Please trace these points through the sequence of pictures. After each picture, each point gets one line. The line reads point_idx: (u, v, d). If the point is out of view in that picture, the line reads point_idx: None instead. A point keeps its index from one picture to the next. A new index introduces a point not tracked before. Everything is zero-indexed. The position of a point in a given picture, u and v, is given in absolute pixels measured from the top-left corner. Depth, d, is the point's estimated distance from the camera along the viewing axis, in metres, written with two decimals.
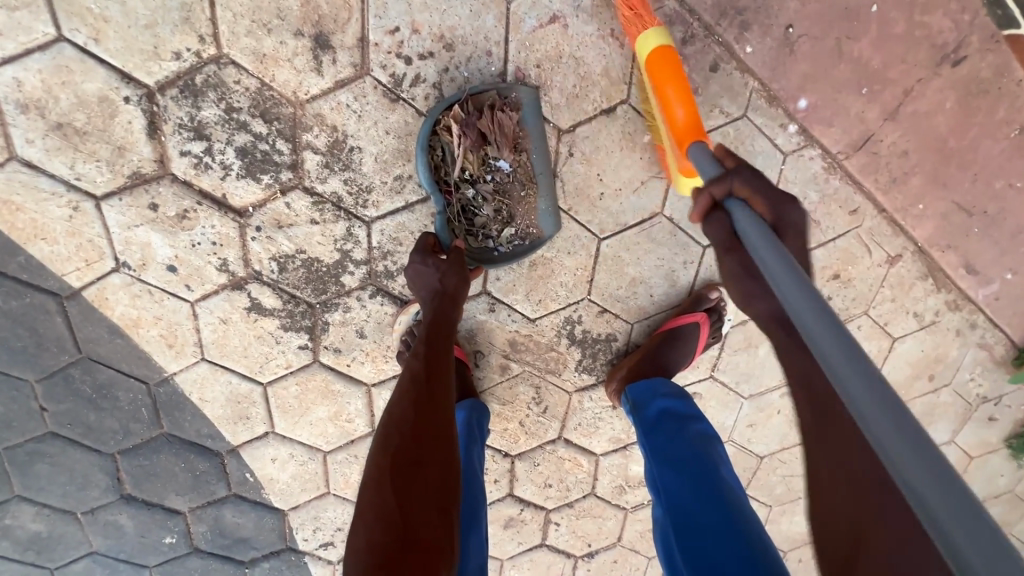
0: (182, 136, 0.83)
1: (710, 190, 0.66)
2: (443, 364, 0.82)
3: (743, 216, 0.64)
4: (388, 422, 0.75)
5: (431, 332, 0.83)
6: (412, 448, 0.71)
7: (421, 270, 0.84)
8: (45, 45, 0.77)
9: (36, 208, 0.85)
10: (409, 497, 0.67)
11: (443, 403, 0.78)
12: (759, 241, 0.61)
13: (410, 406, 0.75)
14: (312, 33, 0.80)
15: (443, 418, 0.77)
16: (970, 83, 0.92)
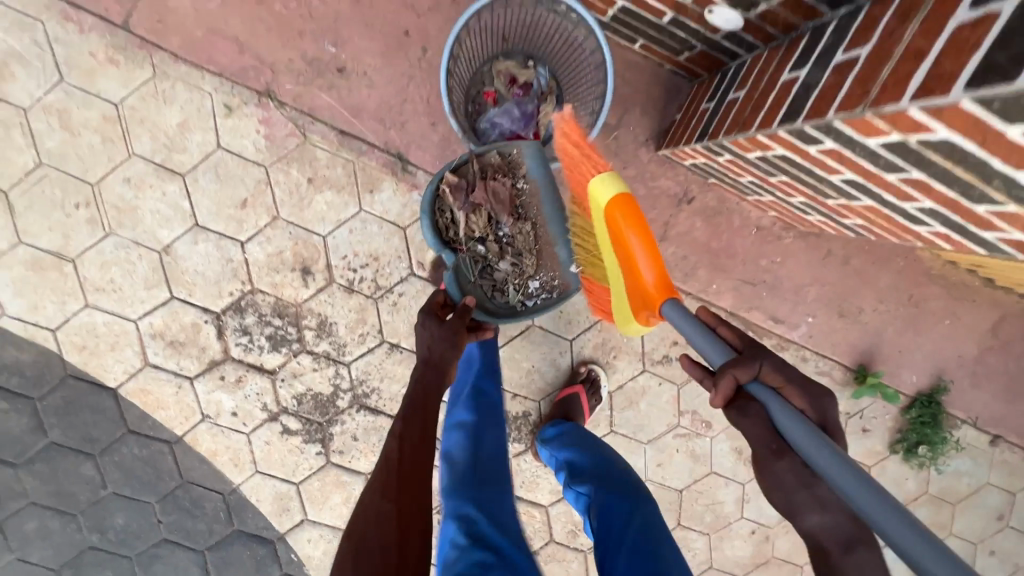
0: (236, 335, 1.42)
1: (734, 371, 0.75)
2: (416, 443, 0.95)
3: (774, 406, 0.73)
4: (365, 513, 0.88)
5: (411, 411, 1.00)
6: (386, 528, 0.84)
7: (423, 327, 1.11)
8: (164, 303, 1.38)
9: (157, 390, 1.44)
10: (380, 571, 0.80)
11: (417, 484, 0.90)
12: (789, 423, 0.71)
13: (382, 488, 0.89)
14: (301, 267, 1.39)
15: (417, 490, 0.90)
16: (706, 211, 1.44)
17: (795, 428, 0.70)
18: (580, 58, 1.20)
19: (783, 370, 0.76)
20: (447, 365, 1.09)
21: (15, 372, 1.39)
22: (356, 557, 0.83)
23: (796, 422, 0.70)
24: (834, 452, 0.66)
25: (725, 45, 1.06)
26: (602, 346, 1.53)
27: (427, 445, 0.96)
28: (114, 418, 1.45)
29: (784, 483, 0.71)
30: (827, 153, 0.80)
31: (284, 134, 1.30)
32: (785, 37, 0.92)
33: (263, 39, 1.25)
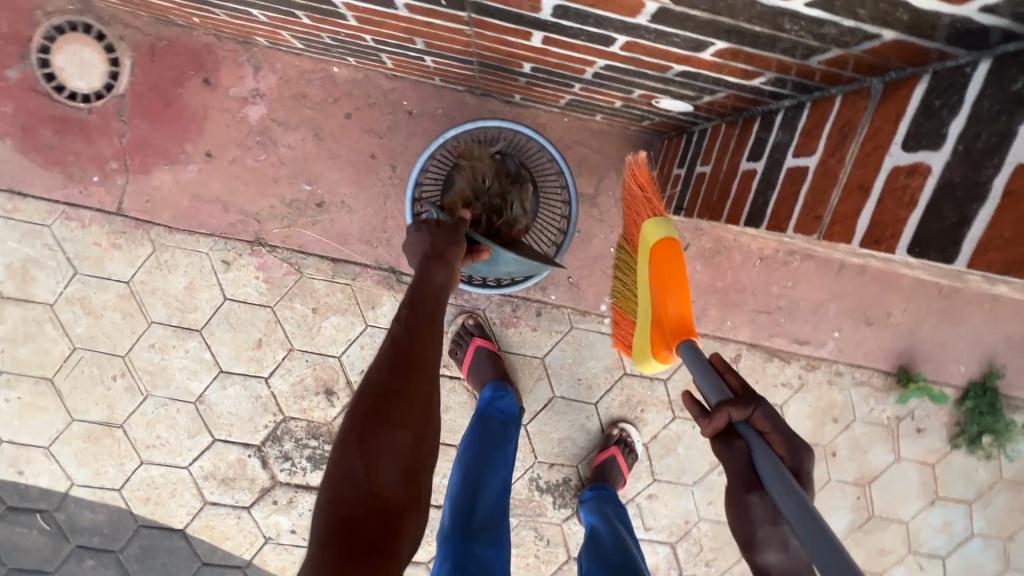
0: (279, 460, 1.49)
1: (730, 408, 0.74)
2: (427, 329, 0.75)
3: (756, 440, 0.71)
4: (369, 386, 0.67)
5: (418, 291, 0.80)
6: (399, 409, 0.65)
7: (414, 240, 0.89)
8: (209, 446, 1.47)
9: (220, 523, 1.53)
10: (384, 463, 0.61)
11: (433, 375, 0.71)
12: (757, 444, 0.71)
13: (387, 374, 0.68)
14: (324, 388, 1.45)
15: (421, 389, 0.68)
16: (703, 253, 1.41)
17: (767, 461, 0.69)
18: (542, 169, 1.22)
19: (774, 420, 0.73)
20: (453, 260, 0.85)
21: (94, 532, 1.51)
22: (363, 432, 0.63)
23: (770, 462, 0.69)
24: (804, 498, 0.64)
25: (681, 118, 1.05)
26: (628, 403, 1.52)
27: (439, 332, 0.76)
28: (188, 555, 1.55)
29: (750, 514, 0.68)
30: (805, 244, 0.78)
31: (281, 275, 1.36)
32: (736, 118, 0.91)
33: (243, 194, 1.31)
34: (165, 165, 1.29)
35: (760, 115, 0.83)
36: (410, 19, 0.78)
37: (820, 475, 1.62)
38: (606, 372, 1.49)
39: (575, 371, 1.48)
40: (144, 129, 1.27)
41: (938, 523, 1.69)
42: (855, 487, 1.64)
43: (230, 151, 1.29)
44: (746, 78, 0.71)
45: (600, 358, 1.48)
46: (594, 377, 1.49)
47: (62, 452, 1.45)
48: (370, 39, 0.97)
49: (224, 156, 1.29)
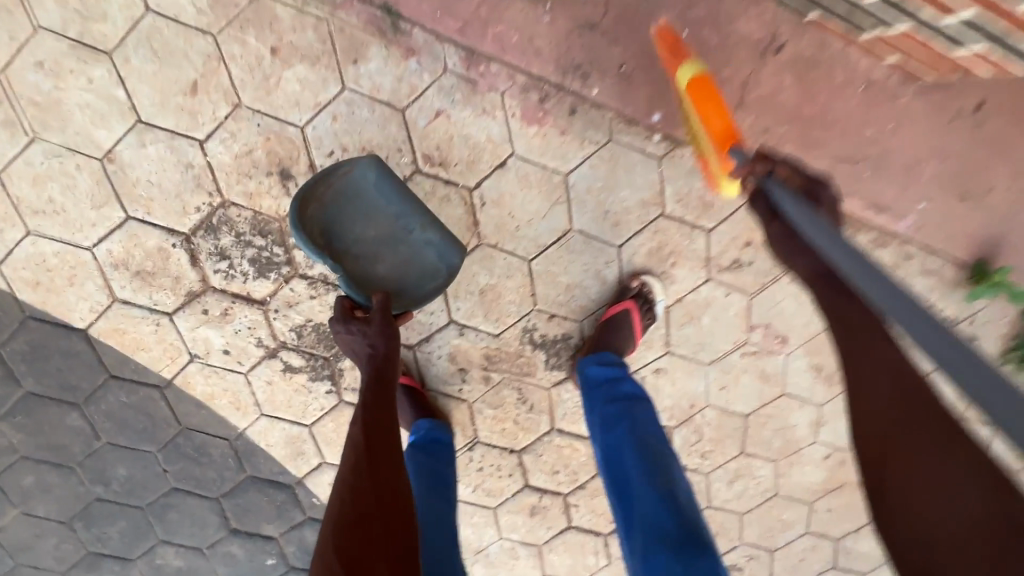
0: (213, 259, 1.17)
1: (753, 164, 0.88)
2: (380, 432, 0.97)
3: (779, 191, 0.83)
4: (341, 499, 0.89)
5: (371, 399, 1.00)
6: (358, 513, 0.86)
7: (350, 338, 1.06)
8: (120, 224, 1.13)
9: (135, 329, 1.23)
10: (355, 552, 0.82)
11: (388, 472, 0.93)
12: (792, 207, 0.81)
13: (354, 478, 0.90)
14: (278, 169, 1.10)
15: (389, 480, 0.92)
16: (799, 62, 1.07)
17: (787, 203, 0.82)
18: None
19: (793, 168, 0.89)
20: (394, 354, 1.05)
21: None
22: (337, 537, 0.84)
23: (790, 199, 0.82)
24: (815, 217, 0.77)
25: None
26: (657, 253, 1.24)
27: (391, 431, 0.98)
28: (91, 364, 1.25)
29: (772, 235, 0.88)
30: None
31: None
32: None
33: None
34: None
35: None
36: None
37: None
38: (640, 209, 1.19)
39: (603, 201, 1.17)
40: None
41: None
42: None
43: None
44: None
45: (637, 188, 1.17)
46: (624, 213, 1.19)
47: None
48: None
49: None
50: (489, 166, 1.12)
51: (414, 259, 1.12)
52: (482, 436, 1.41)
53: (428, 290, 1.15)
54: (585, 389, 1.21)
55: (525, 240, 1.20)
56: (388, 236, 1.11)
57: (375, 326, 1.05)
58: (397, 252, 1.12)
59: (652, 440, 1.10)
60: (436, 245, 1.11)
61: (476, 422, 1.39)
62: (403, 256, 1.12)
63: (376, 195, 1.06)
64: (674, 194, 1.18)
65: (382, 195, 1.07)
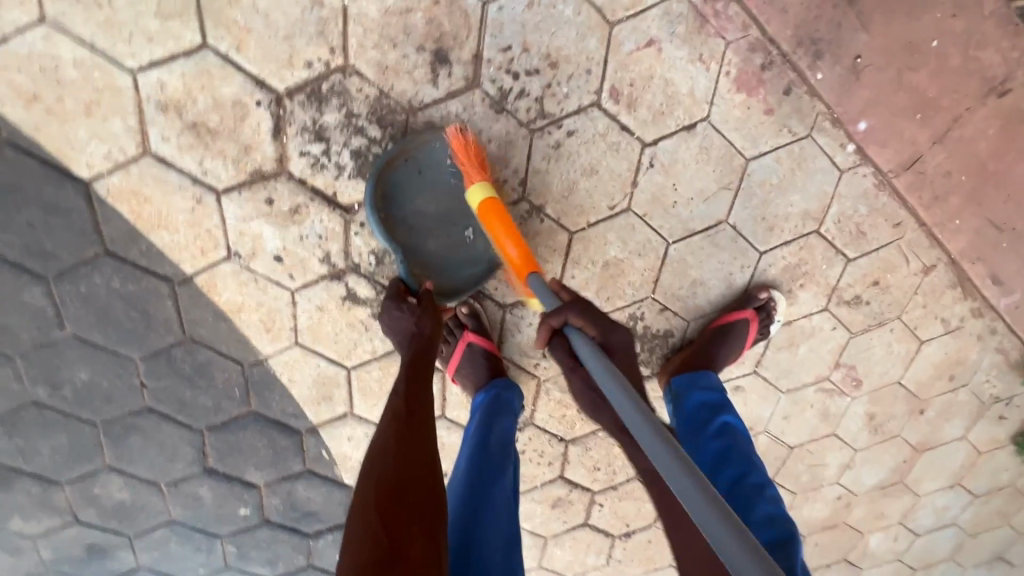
0: (304, 137, 0.88)
1: (550, 318, 0.83)
2: (423, 401, 0.86)
3: (577, 338, 0.81)
4: (376, 467, 0.76)
5: (410, 375, 0.89)
6: (395, 473, 0.74)
7: (395, 317, 0.92)
8: (191, 52, 0.81)
9: (162, 200, 0.90)
10: (403, 514, 0.70)
11: (430, 443, 0.81)
12: (581, 348, 0.80)
13: (392, 441, 0.79)
14: (433, 48, 0.85)
15: (429, 449, 0.80)
16: (1013, 114, 1.01)
17: (580, 345, 0.80)
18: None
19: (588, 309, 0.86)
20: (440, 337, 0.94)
21: None
22: (377, 498, 0.71)
23: (581, 340, 0.81)
24: (604, 359, 0.77)
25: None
26: (793, 270, 1.14)
27: (431, 403, 0.87)
28: (81, 229, 0.91)
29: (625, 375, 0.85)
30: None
31: None
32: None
33: None
34: None
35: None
36: None
37: (894, 429, 1.44)
38: (800, 220, 1.07)
39: (771, 199, 1.04)
40: None
41: (938, 504, 1.64)
42: (910, 450, 1.50)
43: None
44: None
45: (807, 196, 1.05)
46: (784, 219, 1.07)
47: None
48: None
49: None
50: (677, 123, 0.95)
51: (469, 253, 0.97)
52: (537, 419, 1.26)
53: (465, 286, 0.98)
54: (681, 422, 1.06)
55: (675, 219, 1.04)
56: (446, 218, 0.94)
57: (425, 311, 0.92)
58: (452, 236, 0.95)
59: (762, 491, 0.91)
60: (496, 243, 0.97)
61: (538, 403, 1.24)
62: (451, 243, 0.95)
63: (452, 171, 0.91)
64: (836, 214, 1.08)
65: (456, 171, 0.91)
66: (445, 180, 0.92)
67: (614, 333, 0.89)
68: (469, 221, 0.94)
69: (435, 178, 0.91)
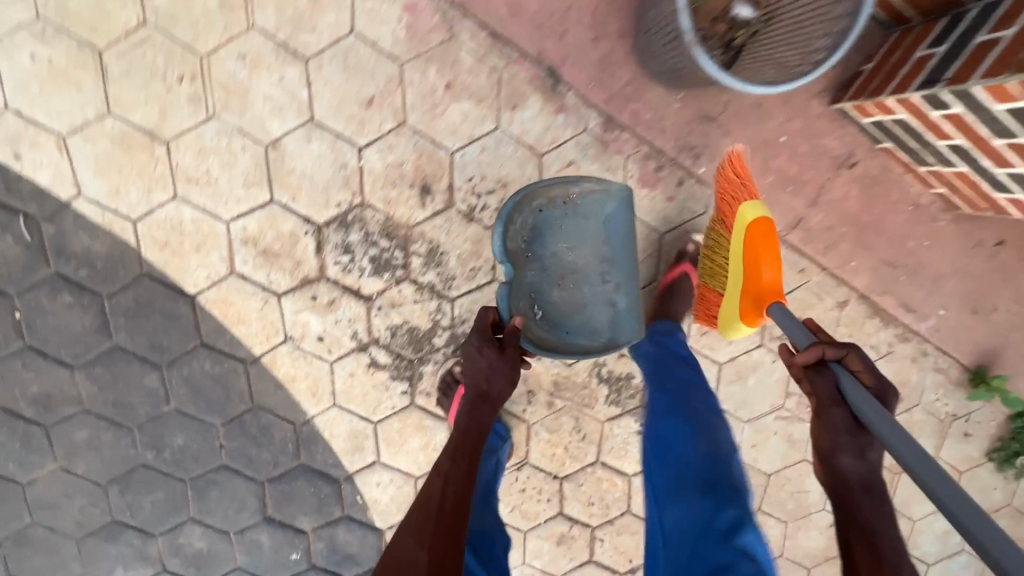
0: (337, 251, 1.27)
1: (824, 347, 0.95)
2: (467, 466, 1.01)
3: (844, 377, 0.91)
4: (395, 558, 0.90)
5: (457, 449, 1.02)
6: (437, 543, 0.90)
7: (474, 356, 1.10)
8: (263, 205, 1.23)
9: (242, 303, 1.29)
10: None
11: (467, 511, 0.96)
12: (859, 395, 0.88)
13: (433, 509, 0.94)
14: (420, 184, 1.24)
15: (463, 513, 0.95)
16: (867, 179, 1.31)
17: (860, 393, 0.88)
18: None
19: (867, 361, 0.94)
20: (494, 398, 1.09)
21: (84, 263, 1.23)
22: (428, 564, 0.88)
23: (868, 401, 0.86)
24: (894, 424, 0.82)
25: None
26: None
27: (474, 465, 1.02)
28: (188, 329, 1.30)
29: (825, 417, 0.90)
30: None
31: (428, 27, 1.13)
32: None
33: None
34: None
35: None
36: None
37: None
38: None
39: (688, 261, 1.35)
40: None
41: (937, 528, 1.71)
42: None
43: None
44: None
45: None
46: None
47: (79, 150, 1.16)
48: None
49: None
50: None
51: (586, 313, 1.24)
52: (532, 458, 1.50)
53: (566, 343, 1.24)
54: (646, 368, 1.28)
55: None
56: (578, 272, 1.24)
57: (504, 358, 1.10)
58: (576, 295, 1.24)
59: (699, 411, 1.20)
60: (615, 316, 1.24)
61: (530, 444, 1.49)
62: (577, 299, 1.24)
63: (611, 228, 1.22)
64: None
65: (611, 229, 1.22)
66: (593, 239, 1.23)
67: (894, 396, 0.93)
68: (598, 284, 1.23)
69: (586, 234, 1.22)
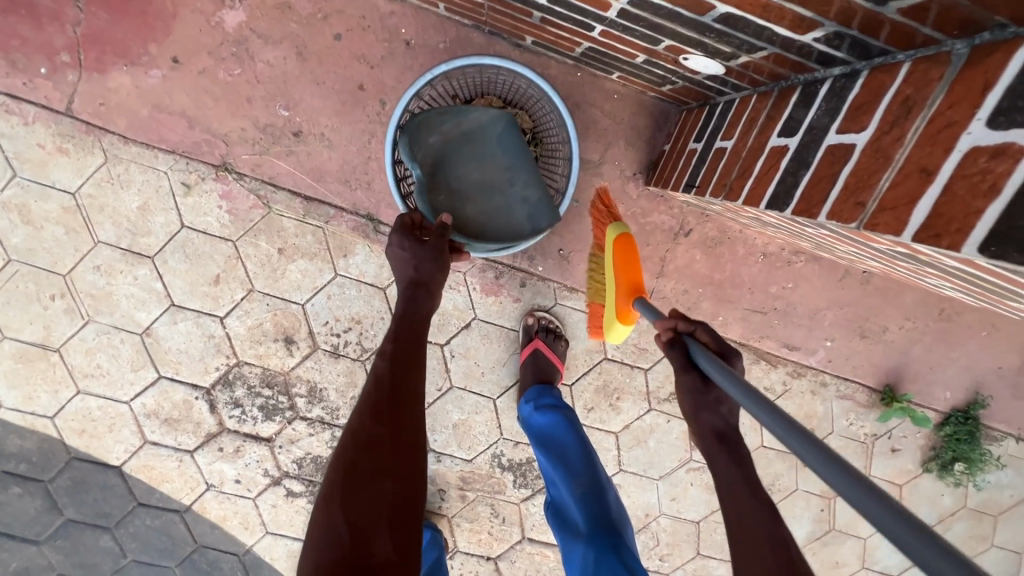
0: (228, 406, 1.40)
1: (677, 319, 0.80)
2: (410, 367, 0.78)
3: (698, 350, 0.74)
4: (350, 435, 0.71)
5: (401, 327, 0.83)
6: (369, 457, 0.69)
7: (400, 255, 0.87)
8: (153, 383, 1.36)
9: (161, 464, 1.44)
10: (367, 504, 0.65)
11: (415, 419, 0.74)
12: (709, 363, 0.70)
13: (369, 419, 0.71)
14: (283, 336, 1.34)
15: (412, 423, 0.74)
16: (706, 242, 1.32)
17: (711, 360, 0.70)
18: (514, 87, 1.04)
19: (715, 337, 0.80)
20: (436, 286, 0.87)
21: (22, 459, 1.41)
22: (345, 483, 0.67)
23: (723, 369, 0.68)
24: (749, 385, 0.63)
25: (716, 48, 0.75)
26: (604, 389, 1.44)
27: (420, 372, 0.79)
28: (123, 493, 1.47)
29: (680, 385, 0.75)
30: (901, 246, 0.51)
31: (247, 207, 1.23)
32: (829, 70, 0.67)
33: (212, 110, 1.17)
34: (124, 67, 1.14)
35: (908, 60, 0.54)
36: (539, 25, 0.98)
37: (788, 483, 1.62)
38: (586, 354, 1.41)
39: None
40: (104, 20, 1.12)
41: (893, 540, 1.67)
42: (820, 498, 1.63)
43: (201, 59, 1.14)
44: (800, 31, 0.62)
45: (581, 339, 1.40)
46: (572, 358, 1.41)
47: None
48: (442, 6, 1.08)
49: (192, 65, 1.14)
50: (456, 327, 1.38)
51: (503, 216, 1.00)
52: (461, 545, 1.58)
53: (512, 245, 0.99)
54: (534, 433, 1.23)
55: (490, 381, 1.42)
56: (486, 182, 0.99)
57: (426, 248, 0.87)
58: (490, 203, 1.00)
59: (583, 465, 1.15)
60: (532, 204, 1.00)
61: (456, 534, 1.57)
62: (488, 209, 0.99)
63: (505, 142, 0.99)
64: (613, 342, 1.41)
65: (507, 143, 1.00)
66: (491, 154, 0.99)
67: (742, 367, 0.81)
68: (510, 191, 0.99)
69: (483, 144, 0.99)
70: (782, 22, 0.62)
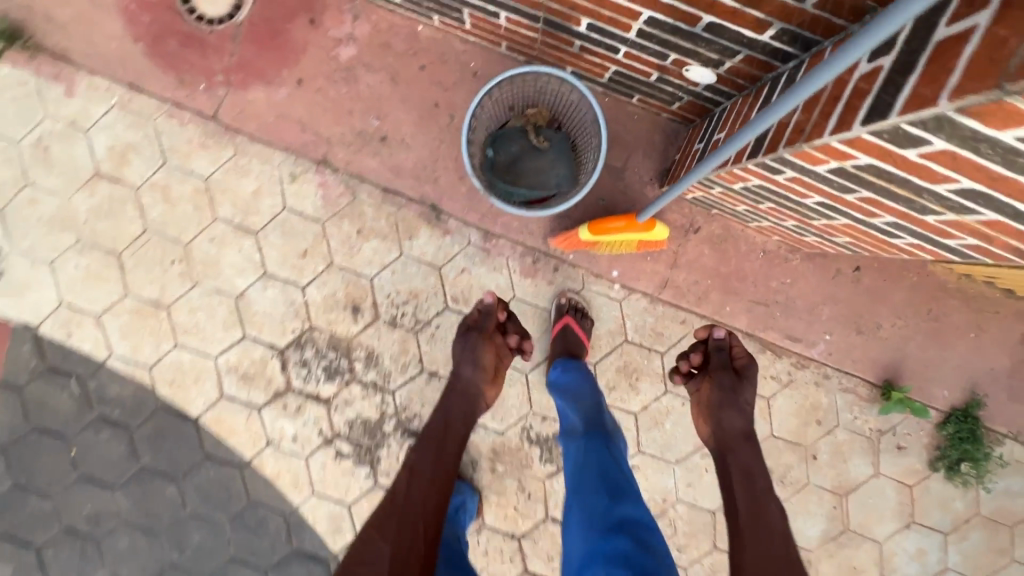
0: (297, 367, 1.62)
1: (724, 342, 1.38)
2: (419, 483, 1.13)
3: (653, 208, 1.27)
4: (363, 545, 1.04)
5: (423, 441, 1.23)
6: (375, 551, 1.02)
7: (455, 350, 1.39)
8: (238, 341, 1.61)
9: (232, 418, 1.65)
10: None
11: (415, 521, 1.06)
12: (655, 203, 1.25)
13: (372, 528, 1.07)
14: (352, 305, 1.59)
15: (414, 527, 1.05)
16: (712, 239, 1.57)
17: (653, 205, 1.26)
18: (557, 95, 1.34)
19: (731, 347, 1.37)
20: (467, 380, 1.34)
21: (117, 405, 1.64)
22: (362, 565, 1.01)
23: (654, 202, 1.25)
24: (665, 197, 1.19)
25: (706, 57, 1.03)
26: (625, 369, 1.62)
27: (428, 484, 1.13)
28: (195, 445, 1.66)
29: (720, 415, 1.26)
30: (840, 152, 0.78)
31: (337, 194, 1.54)
32: (786, 65, 0.96)
33: (322, 119, 1.51)
34: (261, 85, 1.51)
35: None
36: (574, 53, 1.29)
37: (799, 476, 1.65)
38: (609, 335, 1.61)
39: None
40: (252, 52, 1.50)
41: (911, 548, 1.67)
42: (832, 495, 1.66)
43: (318, 81, 1.51)
44: (759, 31, 0.90)
45: (605, 321, 1.60)
46: (597, 338, 1.61)
47: (109, 323, 1.60)
48: (503, 45, 1.44)
49: (311, 85, 1.51)
50: None
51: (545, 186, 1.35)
52: (488, 520, 1.69)
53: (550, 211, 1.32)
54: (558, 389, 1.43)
55: (523, 356, 1.62)
56: (538, 166, 1.36)
57: (469, 347, 1.38)
58: (540, 177, 1.35)
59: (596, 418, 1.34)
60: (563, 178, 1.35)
61: (484, 508, 1.69)
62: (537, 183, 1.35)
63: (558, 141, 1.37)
64: (633, 326, 1.61)
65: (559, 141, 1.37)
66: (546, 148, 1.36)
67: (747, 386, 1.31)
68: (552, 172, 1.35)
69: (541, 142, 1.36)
70: (747, 27, 0.90)
